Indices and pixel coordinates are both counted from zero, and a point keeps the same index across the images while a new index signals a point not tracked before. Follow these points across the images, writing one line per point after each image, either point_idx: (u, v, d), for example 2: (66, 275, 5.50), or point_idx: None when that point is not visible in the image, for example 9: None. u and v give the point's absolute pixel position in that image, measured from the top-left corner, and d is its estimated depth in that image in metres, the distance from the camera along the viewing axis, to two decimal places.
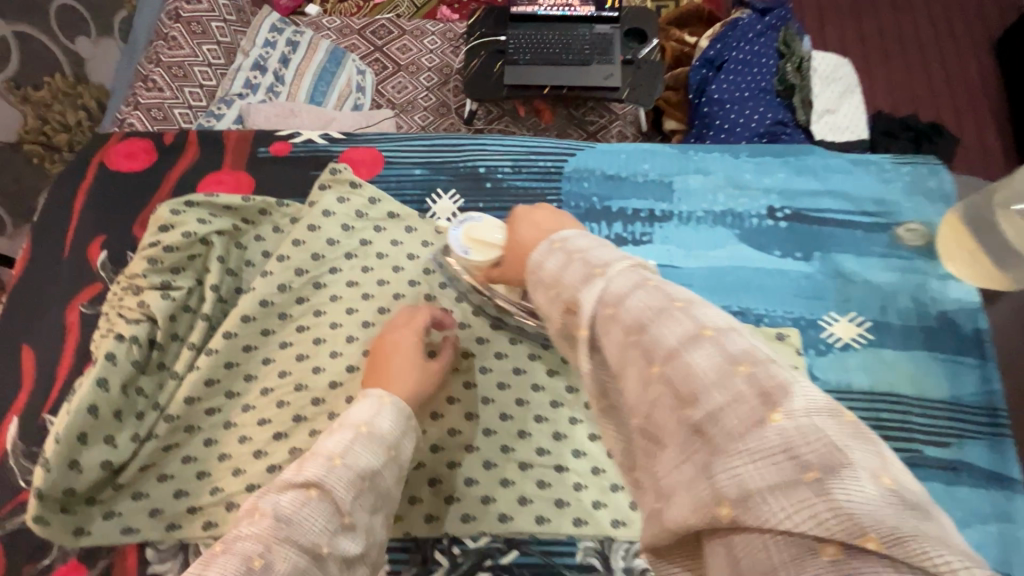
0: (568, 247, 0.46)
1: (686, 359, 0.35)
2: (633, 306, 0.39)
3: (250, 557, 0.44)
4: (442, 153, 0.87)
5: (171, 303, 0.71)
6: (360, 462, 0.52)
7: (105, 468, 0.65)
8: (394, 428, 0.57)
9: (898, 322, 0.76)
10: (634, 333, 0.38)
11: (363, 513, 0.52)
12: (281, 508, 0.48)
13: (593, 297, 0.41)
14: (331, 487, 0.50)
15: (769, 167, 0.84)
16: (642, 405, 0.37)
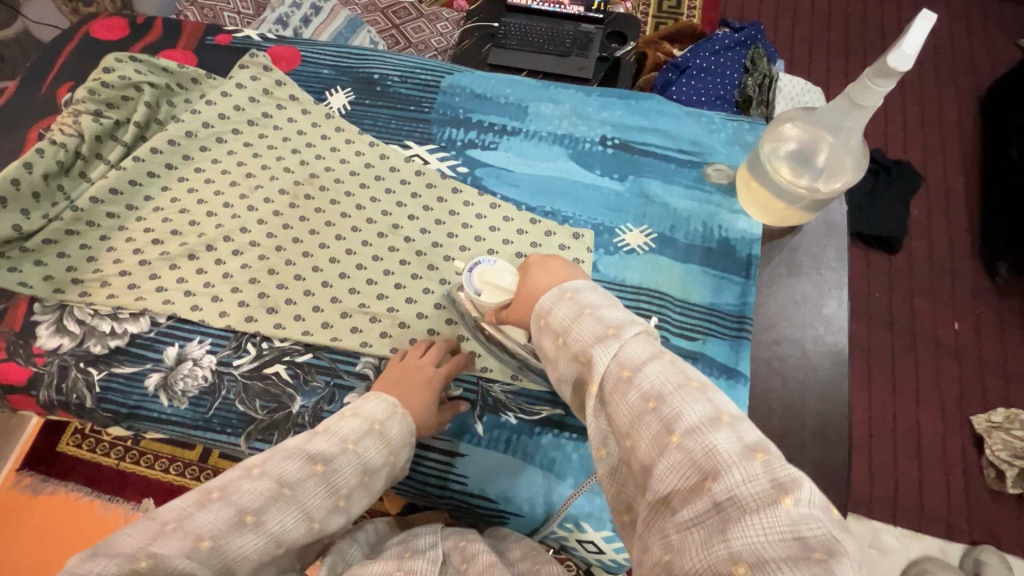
0: (579, 301, 0.56)
1: (707, 437, 0.43)
2: (648, 375, 0.48)
3: (243, 510, 0.51)
4: (349, 59, 1.05)
5: (99, 127, 0.91)
6: (366, 453, 0.62)
7: (15, 230, 0.85)
8: (398, 434, 0.66)
9: (683, 240, 0.88)
10: (652, 400, 0.47)
11: (355, 498, 0.61)
12: (287, 473, 0.56)
13: (608, 357, 0.51)
14: (337, 467, 0.59)
15: (611, 105, 0.98)
16: (653, 460, 0.45)
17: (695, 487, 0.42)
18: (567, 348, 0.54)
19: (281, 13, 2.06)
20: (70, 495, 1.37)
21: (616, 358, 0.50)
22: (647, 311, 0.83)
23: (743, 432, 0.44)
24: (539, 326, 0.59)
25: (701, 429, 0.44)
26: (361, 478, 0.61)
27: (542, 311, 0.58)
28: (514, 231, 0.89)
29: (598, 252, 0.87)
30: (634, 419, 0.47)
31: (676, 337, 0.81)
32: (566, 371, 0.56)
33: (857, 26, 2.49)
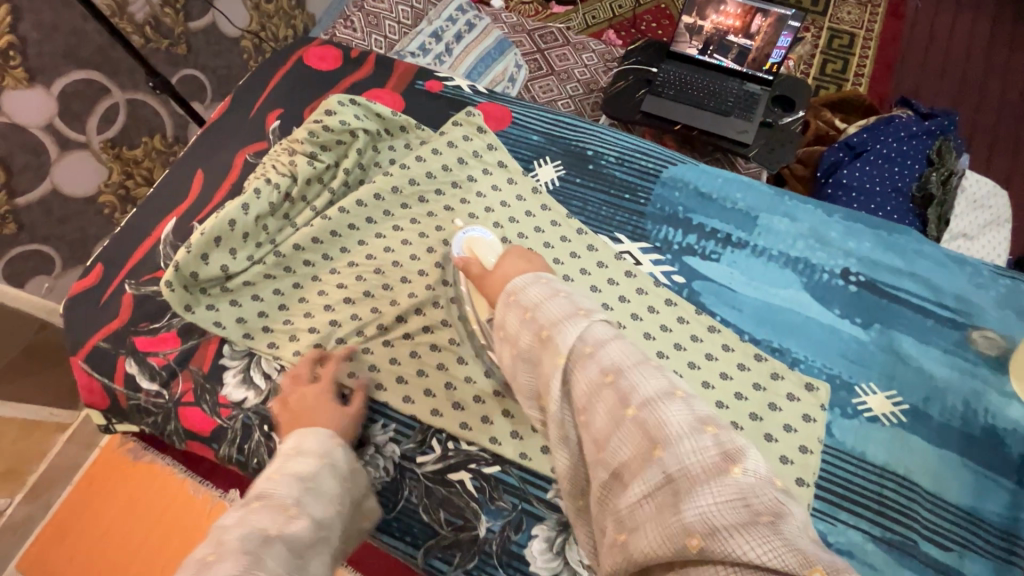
0: (553, 286, 0.63)
1: (660, 411, 0.48)
2: (608, 352, 0.54)
3: (204, 555, 0.50)
4: (561, 128, 0.98)
5: (312, 170, 0.88)
6: (298, 468, 0.62)
7: (221, 270, 0.82)
8: (322, 443, 0.66)
9: (938, 417, 0.75)
10: (610, 374, 0.52)
11: (308, 502, 0.59)
12: (224, 520, 0.55)
13: (574, 333, 0.56)
14: (270, 491, 0.58)
15: (857, 233, 0.86)
16: (607, 433, 0.50)
17: (644, 455, 0.47)
18: (534, 321, 0.59)
19: (439, 26, 2.05)
20: (166, 469, 1.37)
21: (580, 336, 0.56)
22: (890, 500, 0.71)
23: (692, 407, 0.49)
24: (506, 301, 0.64)
25: (656, 401, 0.49)
26: (303, 487, 0.60)
27: (513, 288, 0.64)
28: (735, 365, 0.78)
29: (833, 411, 0.76)
30: (591, 392, 0.52)
31: (926, 544, 0.68)
32: (525, 345, 0.60)
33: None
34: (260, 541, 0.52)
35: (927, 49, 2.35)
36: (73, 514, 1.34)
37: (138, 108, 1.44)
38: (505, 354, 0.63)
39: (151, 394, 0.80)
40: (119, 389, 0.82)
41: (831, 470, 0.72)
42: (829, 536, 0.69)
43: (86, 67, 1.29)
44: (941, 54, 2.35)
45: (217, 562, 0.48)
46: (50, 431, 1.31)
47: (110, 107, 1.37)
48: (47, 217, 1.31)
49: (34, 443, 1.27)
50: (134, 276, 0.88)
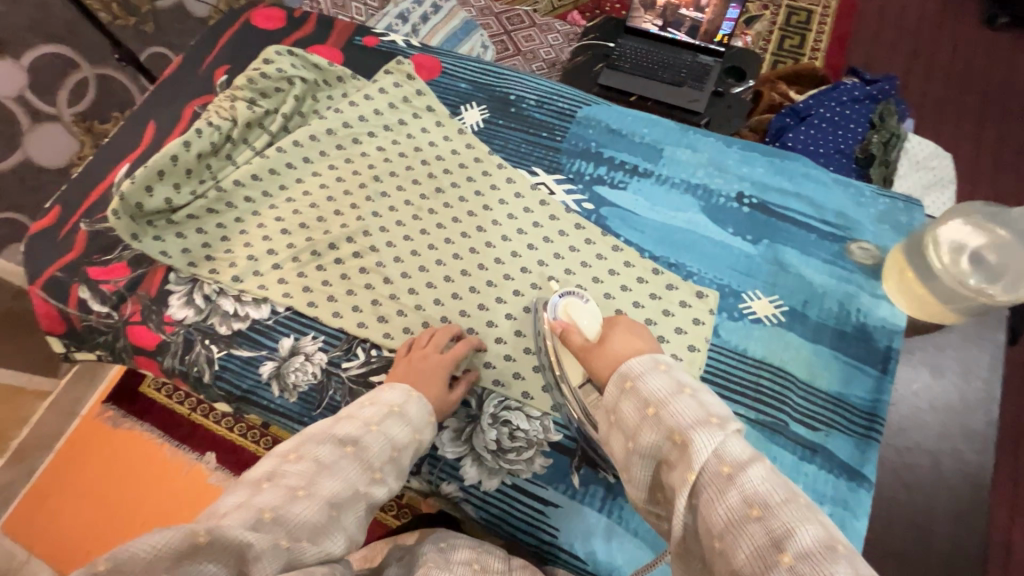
0: (675, 377, 0.55)
1: (825, 566, 0.40)
2: (753, 478, 0.45)
3: (294, 487, 0.56)
4: (488, 76, 1.06)
5: (250, 114, 0.95)
6: (391, 433, 0.66)
7: (166, 203, 0.90)
8: (420, 415, 0.70)
9: (815, 318, 0.82)
10: (756, 508, 0.44)
11: (389, 471, 0.64)
12: (322, 455, 0.60)
13: (709, 446, 0.48)
14: (366, 444, 0.63)
15: (753, 160, 0.93)
16: (754, 575, 0.42)
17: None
18: (658, 420, 0.51)
19: (404, 8, 2.13)
20: (144, 435, 1.40)
21: (715, 452, 0.48)
22: (767, 389, 0.78)
23: (860, 569, 0.41)
24: (621, 387, 0.56)
25: (817, 556, 0.41)
26: (391, 454, 0.65)
27: (629, 373, 0.56)
28: (634, 278, 0.86)
29: (721, 315, 0.83)
30: (732, 521, 0.44)
31: (796, 425, 0.76)
32: (646, 444, 0.51)
33: (996, 90, 2.29)
34: (351, 493, 0.59)
35: (881, 23, 2.44)
36: (51, 483, 1.37)
37: (107, 83, 1.52)
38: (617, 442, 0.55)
39: (102, 315, 0.88)
40: (73, 313, 0.89)
41: (715, 365, 0.80)
42: None
43: (57, 41, 1.37)
44: (894, 27, 2.43)
45: (303, 500, 0.55)
46: (29, 398, 1.38)
47: (78, 82, 1.44)
48: (21, 184, 1.39)
49: (12, 410, 1.34)
50: (88, 216, 0.96)
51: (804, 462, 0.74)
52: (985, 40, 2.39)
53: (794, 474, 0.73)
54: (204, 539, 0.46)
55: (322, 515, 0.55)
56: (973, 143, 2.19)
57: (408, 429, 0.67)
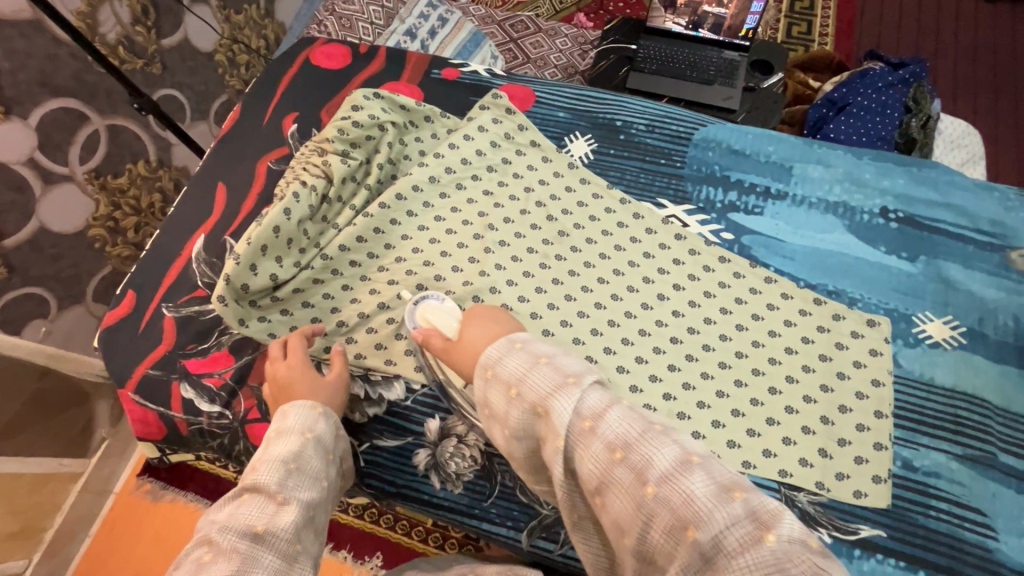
0: (531, 351, 0.55)
1: (684, 484, 0.42)
2: (610, 423, 0.47)
3: (200, 555, 0.52)
4: (587, 102, 0.98)
5: (346, 168, 0.86)
6: (280, 453, 0.62)
7: (271, 280, 0.80)
8: (301, 420, 0.66)
9: (994, 336, 0.78)
10: (619, 450, 0.45)
11: (292, 487, 0.60)
12: (215, 518, 0.57)
13: (569, 407, 0.48)
14: (255, 482, 0.59)
15: (890, 172, 0.89)
16: (630, 516, 0.44)
17: (677, 537, 0.41)
18: (520, 399, 0.51)
19: (410, 24, 1.75)
20: (189, 505, 1.29)
21: (574, 409, 0.48)
22: (966, 419, 0.73)
23: (712, 471, 0.43)
24: (483, 377, 0.56)
25: (674, 475, 0.43)
26: (285, 468, 0.60)
27: (488, 361, 0.56)
28: (797, 312, 0.80)
29: (897, 343, 0.78)
30: (602, 473, 0.46)
31: (1004, 455, 0.72)
32: (517, 425, 0.52)
33: (1005, 61, 2.10)
34: (251, 538, 0.54)
35: None
36: (95, 569, 1.25)
37: (118, 134, 1.27)
38: (497, 434, 0.55)
39: (213, 416, 0.78)
40: (178, 416, 0.79)
41: (905, 398, 0.75)
42: (914, 461, 0.72)
43: (65, 94, 1.13)
44: None
45: (211, 562, 0.51)
46: (61, 483, 1.22)
47: (90, 135, 1.20)
48: (37, 255, 1.14)
49: (45, 496, 1.18)
50: (170, 299, 0.84)
51: (1023, 494, 0.70)
52: (985, 14, 2.20)
53: (1016, 510, 0.69)
54: None
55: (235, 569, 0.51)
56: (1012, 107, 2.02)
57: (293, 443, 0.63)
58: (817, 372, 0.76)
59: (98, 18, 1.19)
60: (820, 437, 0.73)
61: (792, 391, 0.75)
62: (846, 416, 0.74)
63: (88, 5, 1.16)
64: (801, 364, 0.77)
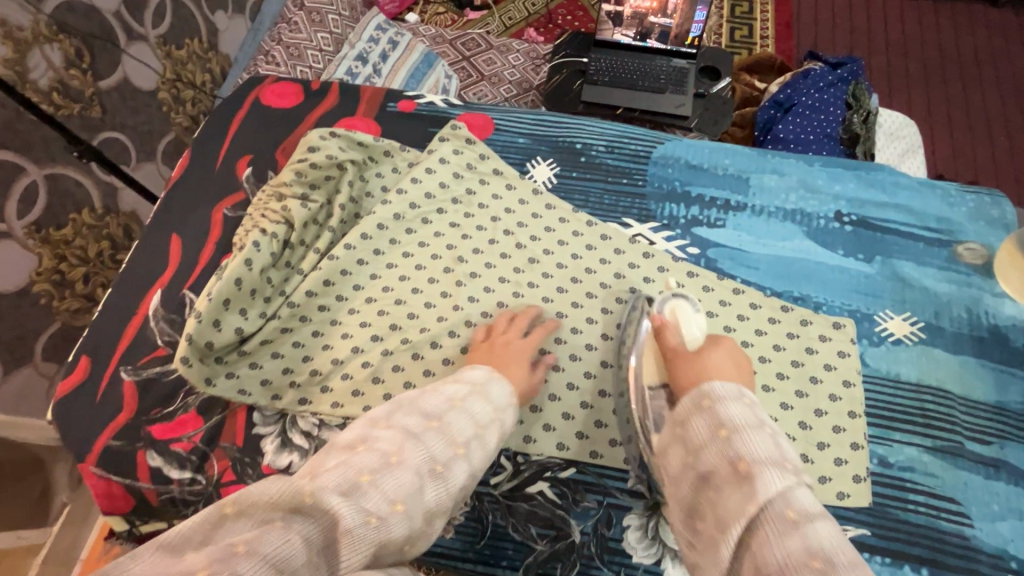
0: (756, 412, 0.54)
1: None
2: (820, 531, 0.43)
3: (387, 452, 0.50)
4: (546, 127, 0.99)
5: (307, 211, 0.83)
6: (476, 411, 0.61)
7: (237, 334, 0.77)
8: (502, 396, 0.65)
9: (950, 328, 0.82)
10: (819, 560, 0.41)
11: (474, 447, 0.57)
12: (408, 425, 0.55)
13: (778, 486, 0.46)
14: (450, 420, 0.57)
15: (840, 177, 0.93)
16: None
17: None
18: (727, 444, 0.51)
19: (361, 48, 1.74)
20: None
21: (783, 494, 0.46)
22: (932, 412, 0.76)
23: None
24: (695, 401, 0.57)
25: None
26: (475, 430, 0.59)
27: (710, 393, 0.56)
28: (766, 320, 0.82)
29: (862, 343, 0.81)
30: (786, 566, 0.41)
31: (971, 443, 0.75)
32: (705, 465, 0.52)
33: (932, 54, 2.22)
34: (428, 471, 0.52)
35: None
36: None
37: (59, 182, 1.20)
38: (673, 455, 0.56)
39: (184, 483, 0.74)
40: (146, 487, 0.74)
41: (874, 397, 0.78)
42: (888, 457, 0.74)
43: None
44: None
45: (398, 466, 0.49)
46: (20, 558, 1.14)
47: (27, 188, 1.12)
48: None
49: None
50: (129, 361, 0.80)
51: (990, 480, 0.73)
52: (910, 10, 2.32)
53: (986, 496, 0.72)
54: (310, 500, 0.42)
55: (414, 485, 0.49)
56: (933, 102, 2.13)
57: (493, 407, 0.62)
58: (792, 379, 0.78)
59: (28, 65, 1.12)
60: (800, 442, 0.75)
61: (769, 399, 0.77)
62: (822, 419, 0.76)
63: (14, 53, 1.09)
64: (776, 372, 0.78)
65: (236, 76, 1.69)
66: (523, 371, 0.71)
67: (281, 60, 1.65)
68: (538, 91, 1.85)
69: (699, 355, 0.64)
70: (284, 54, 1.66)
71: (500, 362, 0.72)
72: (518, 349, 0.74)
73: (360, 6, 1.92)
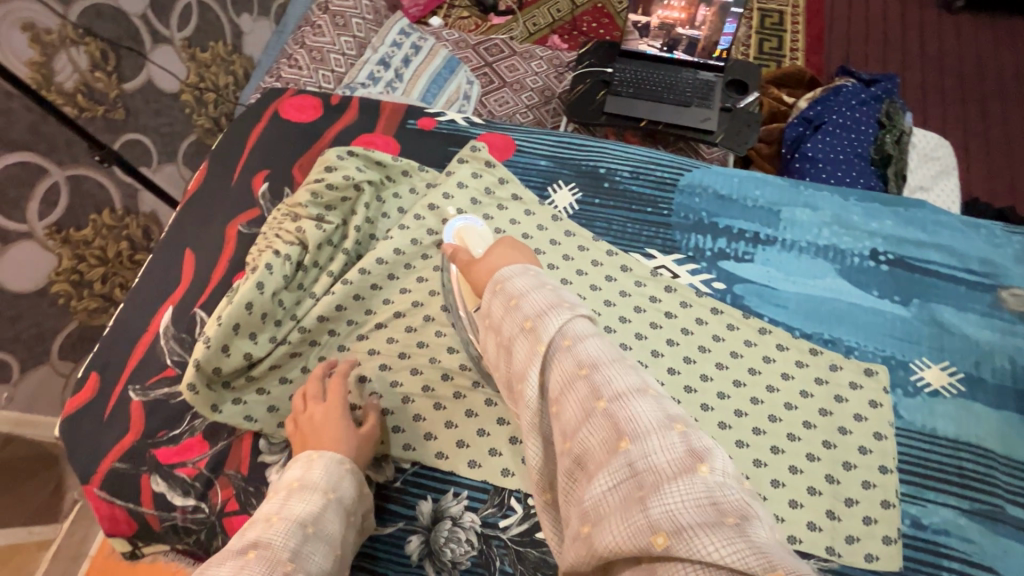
0: (539, 278, 0.58)
1: (631, 406, 0.45)
2: (588, 346, 0.50)
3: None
4: (569, 150, 0.96)
5: (322, 233, 0.82)
6: (296, 511, 0.58)
7: (245, 359, 0.75)
8: (324, 477, 0.63)
9: (991, 380, 0.77)
10: (585, 366, 0.49)
11: (306, 555, 0.55)
12: (218, 574, 0.49)
13: (555, 324, 0.52)
14: (268, 541, 0.54)
15: (877, 213, 0.88)
16: (578, 422, 0.47)
17: (610, 447, 0.44)
18: (516, 310, 0.54)
19: (383, 53, 1.73)
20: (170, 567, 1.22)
21: (562, 328, 0.52)
22: (971, 471, 0.72)
23: (663, 405, 0.46)
24: (492, 289, 0.59)
25: (627, 395, 0.46)
26: (305, 532, 0.57)
27: (500, 278, 0.59)
28: (794, 364, 0.78)
29: (896, 393, 0.77)
30: (565, 384, 0.49)
31: (1012, 507, 0.70)
32: (507, 334, 0.55)
33: (970, 71, 2.14)
34: None
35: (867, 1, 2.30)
36: None
37: (80, 184, 1.20)
38: (491, 343, 0.58)
39: (187, 510, 0.72)
40: (149, 512, 0.73)
41: (908, 452, 0.73)
42: (922, 519, 0.70)
43: (20, 148, 1.05)
44: (879, 4, 2.29)
45: None
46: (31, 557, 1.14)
47: (49, 188, 1.12)
48: None
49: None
50: (137, 381, 0.79)
51: None
52: (948, 25, 2.24)
53: None
54: None
55: None
56: (969, 121, 2.05)
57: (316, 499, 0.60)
58: (819, 428, 0.74)
59: (54, 67, 1.12)
60: (826, 497, 0.70)
61: (794, 449, 0.73)
62: (851, 473, 0.72)
63: (42, 55, 1.09)
64: (802, 420, 0.74)
65: (258, 79, 1.68)
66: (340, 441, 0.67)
67: (303, 64, 1.64)
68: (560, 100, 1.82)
69: (485, 256, 0.66)
70: (306, 57, 1.65)
71: (316, 438, 0.68)
72: (334, 413, 0.70)
73: (384, 10, 1.90)
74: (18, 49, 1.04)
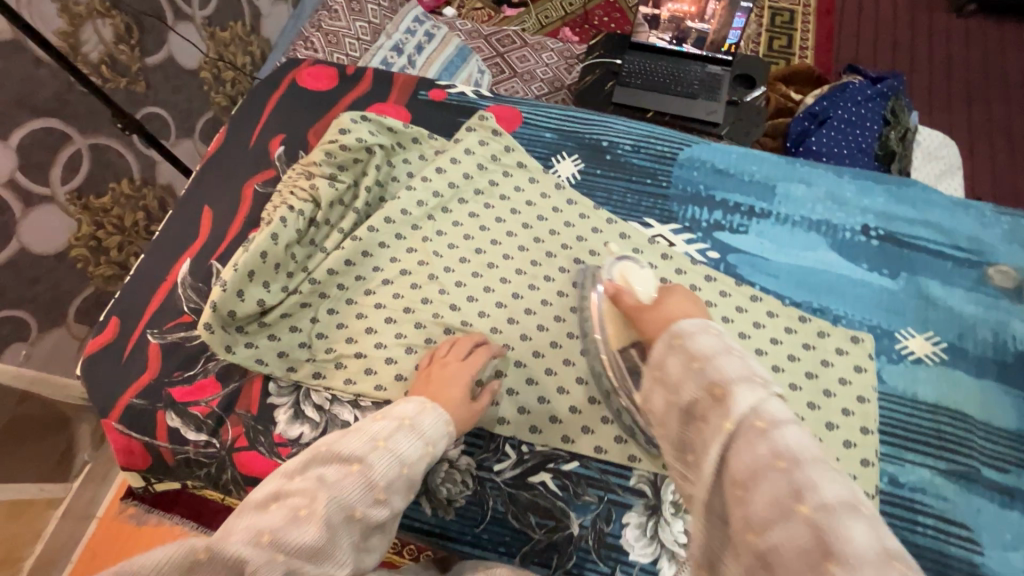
0: (724, 340, 0.53)
1: (843, 524, 0.37)
2: (789, 434, 0.43)
3: (296, 506, 0.52)
4: (573, 123, 1.00)
5: (334, 191, 0.86)
6: (400, 448, 0.60)
7: (259, 306, 0.79)
8: (433, 430, 0.63)
9: (974, 350, 0.80)
10: (783, 459, 0.41)
11: (396, 489, 0.58)
12: (324, 475, 0.56)
13: (746, 400, 0.45)
14: (372, 463, 0.57)
15: (870, 191, 0.91)
16: (767, 520, 0.40)
17: (811, 564, 0.37)
18: (701, 372, 0.49)
19: (397, 40, 1.75)
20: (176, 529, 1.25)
21: (754, 407, 0.45)
22: (949, 434, 0.75)
23: (880, 532, 0.38)
24: (667, 343, 0.55)
25: (837, 509, 0.38)
26: (400, 471, 0.59)
27: (680, 331, 0.55)
28: (782, 329, 0.81)
29: (880, 359, 0.79)
30: (755, 468, 0.42)
31: (988, 469, 0.73)
32: (686, 398, 0.49)
33: (978, 74, 2.16)
34: (345, 517, 0.54)
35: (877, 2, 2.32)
36: None
37: (103, 154, 1.22)
38: (657, 400, 0.53)
39: (200, 445, 0.77)
40: (163, 445, 0.77)
41: (889, 415, 0.76)
42: (899, 477, 0.73)
43: (45, 115, 1.08)
44: (890, 5, 2.31)
45: (305, 522, 0.51)
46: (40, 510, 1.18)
47: (71, 156, 1.15)
48: (17, 278, 1.09)
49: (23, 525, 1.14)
50: (155, 326, 0.83)
51: (1006, 509, 0.71)
52: (959, 27, 2.25)
53: (1000, 525, 0.70)
54: (205, 559, 0.45)
55: (320, 539, 0.51)
56: (976, 121, 2.07)
57: (420, 445, 0.61)
58: (804, 390, 0.77)
59: (81, 38, 1.17)
60: None
61: None
62: (833, 433, 0.75)
63: (70, 25, 1.14)
64: (788, 381, 0.77)
65: (275, 60, 1.73)
66: (456, 403, 0.69)
67: (319, 46, 1.69)
68: (568, 91, 1.86)
69: (656, 303, 0.67)
70: (322, 40, 1.70)
71: (436, 393, 0.70)
72: (457, 374, 0.72)
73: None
74: (48, 18, 1.09)
